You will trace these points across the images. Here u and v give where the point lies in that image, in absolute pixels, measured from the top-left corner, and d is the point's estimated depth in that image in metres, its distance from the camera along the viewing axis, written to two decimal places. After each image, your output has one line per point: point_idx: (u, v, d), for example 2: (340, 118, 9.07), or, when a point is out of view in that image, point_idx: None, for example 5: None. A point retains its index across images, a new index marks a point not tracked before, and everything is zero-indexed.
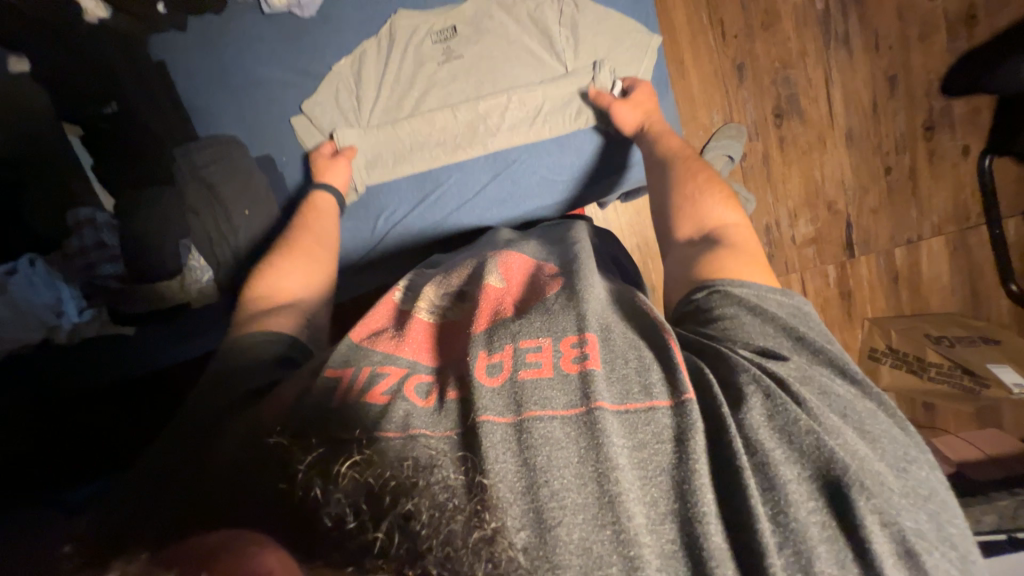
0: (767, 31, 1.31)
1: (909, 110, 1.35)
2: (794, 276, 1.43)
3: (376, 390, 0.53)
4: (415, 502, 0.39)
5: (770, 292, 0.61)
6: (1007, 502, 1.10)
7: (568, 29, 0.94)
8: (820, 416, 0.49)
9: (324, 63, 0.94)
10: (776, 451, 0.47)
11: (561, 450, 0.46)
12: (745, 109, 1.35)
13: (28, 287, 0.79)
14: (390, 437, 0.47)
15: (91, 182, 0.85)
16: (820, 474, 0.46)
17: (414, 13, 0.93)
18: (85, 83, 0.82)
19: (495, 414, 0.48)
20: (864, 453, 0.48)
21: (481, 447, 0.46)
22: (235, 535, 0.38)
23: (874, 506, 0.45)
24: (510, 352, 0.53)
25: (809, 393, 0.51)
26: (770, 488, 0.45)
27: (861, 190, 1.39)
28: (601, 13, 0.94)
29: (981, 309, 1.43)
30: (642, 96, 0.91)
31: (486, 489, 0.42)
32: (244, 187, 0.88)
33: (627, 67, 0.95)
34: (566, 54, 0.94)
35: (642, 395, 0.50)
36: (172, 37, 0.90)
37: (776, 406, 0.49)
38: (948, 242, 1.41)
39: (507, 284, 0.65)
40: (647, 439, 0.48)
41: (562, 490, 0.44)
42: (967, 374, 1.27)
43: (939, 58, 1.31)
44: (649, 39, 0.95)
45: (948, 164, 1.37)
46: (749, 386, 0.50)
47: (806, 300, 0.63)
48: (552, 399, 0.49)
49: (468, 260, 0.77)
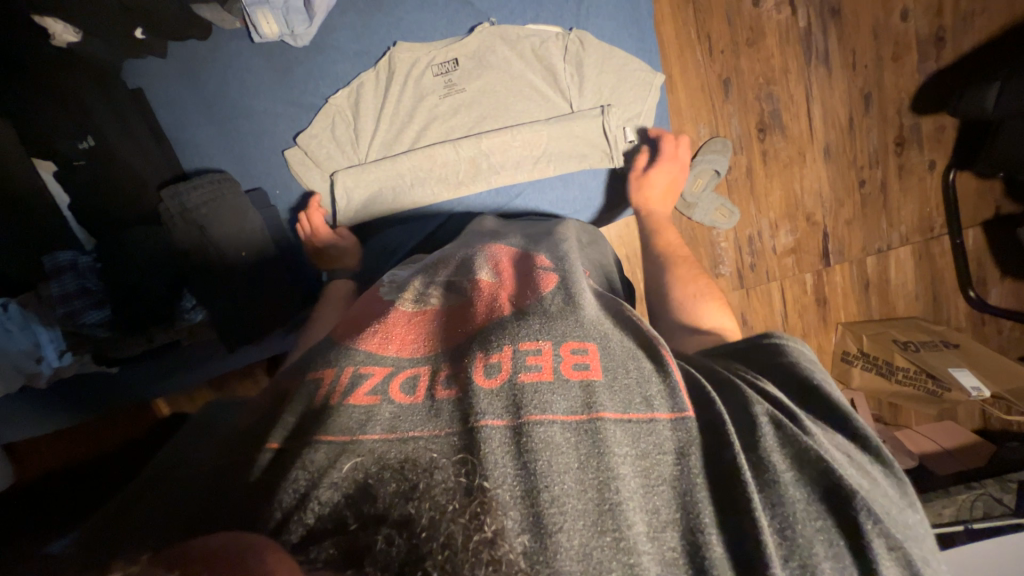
0: (752, 48, 1.34)
1: (882, 127, 1.41)
2: (774, 284, 1.49)
3: (360, 392, 0.46)
4: (417, 504, 0.35)
5: (775, 338, 0.57)
6: (965, 496, 1.20)
7: (573, 67, 0.93)
8: (827, 445, 0.44)
9: (319, 92, 0.91)
10: (780, 464, 0.42)
11: (562, 455, 0.40)
12: (731, 124, 1.38)
13: (3, 335, 0.75)
14: (376, 440, 0.41)
15: (70, 224, 0.83)
16: (827, 498, 0.41)
17: (414, 45, 0.90)
18: (57, 119, 0.77)
19: (493, 416, 0.42)
20: (867, 485, 0.43)
21: (479, 451, 0.40)
22: (241, 535, 0.34)
23: (882, 531, 0.39)
24: (509, 352, 0.47)
25: (813, 424, 0.46)
26: (776, 503, 0.40)
27: (837, 202, 1.45)
28: (606, 52, 0.93)
29: (942, 313, 1.54)
30: (668, 176, 0.96)
31: (487, 493, 0.37)
32: (237, 227, 0.83)
33: (633, 104, 0.96)
34: (570, 91, 0.93)
35: (643, 405, 0.45)
36: (148, 63, 0.87)
37: (789, 437, 0.43)
38: (914, 252, 1.50)
39: (500, 280, 0.63)
40: (649, 449, 0.43)
41: (563, 496, 0.38)
42: (930, 378, 1.36)
43: (911, 77, 1.37)
44: (653, 77, 0.95)
45: (917, 177, 1.44)
46: (761, 416, 0.44)
47: (809, 348, 0.57)
48: (552, 403, 0.43)
49: (454, 254, 0.74)
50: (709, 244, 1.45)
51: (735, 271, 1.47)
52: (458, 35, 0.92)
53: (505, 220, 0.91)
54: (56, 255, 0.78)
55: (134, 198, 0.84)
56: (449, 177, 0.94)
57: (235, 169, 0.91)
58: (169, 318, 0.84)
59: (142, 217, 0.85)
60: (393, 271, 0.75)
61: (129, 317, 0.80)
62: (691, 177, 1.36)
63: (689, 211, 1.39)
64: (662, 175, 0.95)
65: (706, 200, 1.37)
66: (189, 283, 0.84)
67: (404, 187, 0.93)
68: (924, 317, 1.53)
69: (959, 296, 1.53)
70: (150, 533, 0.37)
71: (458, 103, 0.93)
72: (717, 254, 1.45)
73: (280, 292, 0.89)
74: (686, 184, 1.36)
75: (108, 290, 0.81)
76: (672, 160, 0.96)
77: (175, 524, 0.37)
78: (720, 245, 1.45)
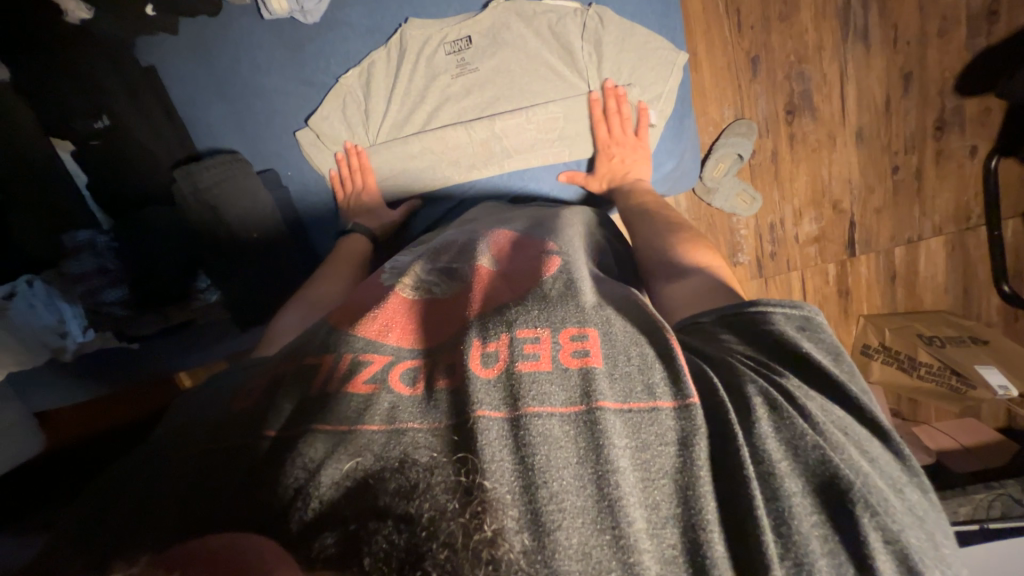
0: (785, 23, 1.26)
1: (922, 109, 1.32)
2: (794, 274, 1.44)
3: (359, 379, 0.47)
4: (417, 505, 0.36)
5: (763, 304, 0.51)
6: (983, 495, 1.17)
7: (591, 45, 0.89)
8: (828, 432, 0.42)
9: (331, 72, 0.89)
10: (777, 456, 0.40)
11: (560, 450, 0.39)
12: (757, 105, 1.31)
13: (29, 309, 0.78)
14: (375, 430, 0.42)
15: (88, 203, 0.84)
16: (822, 489, 0.39)
17: (427, 22, 0.87)
18: (73, 98, 0.79)
19: (491, 408, 0.42)
20: (867, 470, 0.40)
21: (476, 444, 0.39)
22: (241, 535, 0.36)
23: (878, 525, 0.37)
24: (506, 342, 0.47)
25: (812, 402, 0.43)
26: (773, 497, 0.38)
27: (867, 189, 1.38)
28: (627, 30, 0.89)
29: (972, 307, 1.47)
30: (627, 155, 0.92)
31: (486, 491, 0.37)
32: (249, 209, 0.84)
33: (654, 84, 0.91)
34: (587, 72, 0.90)
35: (645, 394, 0.44)
36: (160, 40, 0.85)
37: (783, 420, 0.41)
38: (947, 242, 1.42)
39: (499, 267, 0.62)
40: (649, 440, 0.41)
41: (561, 492, 0.37)
42: (956, 375, 1.32)
43: (958, 55, 1.27)
44: (676, 56, 0.90)
45: (955, 164, 1.36)
46: (753, 394, 0.43)
47: (813, 306, 0.52)
48: (550, 395, 0.42)
49: (454, 238, 0.74)
50: (728, 230, 1.40)
51: (754, 260, 1.43)
52: (472, 12, 0.88)
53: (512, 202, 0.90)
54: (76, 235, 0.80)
55: (150, 179, 0.85)
56: (461, 159, 0.92)
57: (247, 150, 0.91)
58: (185, 297, 0.87)
59: (157, 197, 0.86)
60: (394, 257, 0.74)
61: (147, 294, 0.84)
62: (712, 160, 1.31)
63: (709, 196, 1.34)
64: (621, 157, 0.92)
65: (727, 185, 1.32)
66: (204, 266, 0.86)
67: (416, 169, 0.92)
68: (953, 311, 1.47)
69: (993, 291, 1.46)
70: (164, 518, 0.39)
71: (471, 84, 0.90)
72: (736, 242, 1.41)
73: (292, 276, 0.89)
74: (706, 168, 1.32)
75: (126, 268, 0.83)
76: (635, 138, 0.92)
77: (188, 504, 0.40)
78: (740, 232, 1.41)
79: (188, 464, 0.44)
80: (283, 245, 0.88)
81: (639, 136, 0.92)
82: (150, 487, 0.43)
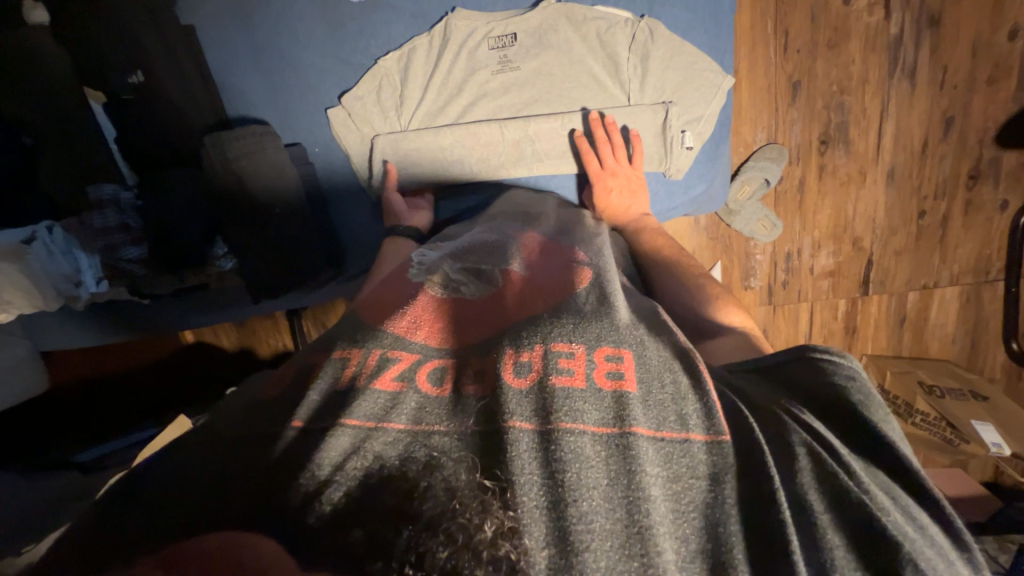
0: (832, 51, 1.23)
1: (958, 156, 1.30)
2: (803, 306, 1.44)
3: (387, 376, 0.47)
4: (422, 503, 0.36)
5: (814, 353, 0.54)
6: None
7: (637, 58, 0.87)
8: (870, 489, 0.41)
9: (369, 52, 0.88)
10: (818, 504, 0.40)
11: (591, 469, 0.39)
12: (792, 131, 1.29)
13: (47, 256, 0.76)
14: (399, 429, 0.42)
15: (115, 156, 0.83)
16: (866, 546, 0.38)
17: (473, 13, 0.85)
18: (109, 51, 0.79)
19: (522, 419, 0.42)
20: (914, 535, 0.39)
21: (507, 452, 0.39)
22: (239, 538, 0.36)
23: None
24: (540, 353, 0.47)
25: (854, 461, 0.44)
26: (813, 546, 0.38)
27: (889, 230, 1.36)
28: (675, 46, 0.87)
29: (977, 361, 1.46)
30: (624, 183, 0.90)
31: (513, 500, 0.37)
32: (275, 179, 0.83)
33: (694, 107, 0.90)
34: (630, 84, 0.88)
35: (678, 425, 0.44)
36: (201, 2, 0.83)
37: (825, 471, 0.41)
38: (962, 294, 1.41)
39: (531, 272, 0.63)
40: (681, 472, 0.41)
41: (591, 512, 0.37)
42: (951, 428, 1.31)
43: (1004, 106, 1.25)
44: (722, 80, 0.89)
45: (983, 217, 1.34)
46: (797, 445, 0.43)
47: (861, 366, 0.53)
48: (584, 413, 0.42)
49: (485, 233, 0.74)
50: (743, 254, 1.39)
51: (766, 287, 1.42)
52: (521, 9, 0.86)
53: (539, 194, 0.90)
54: (101, 188, 0.79)
55: (179, 139, 0.85)
56: (491, 158, 0.90)
57: (276, 121, 0.90)
58: (201, 263, 0.85)
59: (185, 159, 0.86)
60: (420, 250, 0.74)
61: (164, 255, 0.81)
62: (737, 182, 1.29)
63: (729, 218, 1.33)
64: (618, 187, 0.90)
65: (749, 209, 1.31)
66: (222, 233, 0.85)
67: (443, 163, 0.91)
68: (957, 363, 1.46)
69: (1001, 348, 1.44)
70: (176, 511, 0.38)
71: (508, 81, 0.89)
72: (749, 267, 1.40)
73: (309, 255, 0.88)
74: (730, 190, 1.30)
75: (145, 228, 0.81)
76: (630, 166, 0.90)
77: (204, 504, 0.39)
78: (755, 257, 1.40)
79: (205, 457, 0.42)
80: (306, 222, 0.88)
81: (633, 163, 0.90)
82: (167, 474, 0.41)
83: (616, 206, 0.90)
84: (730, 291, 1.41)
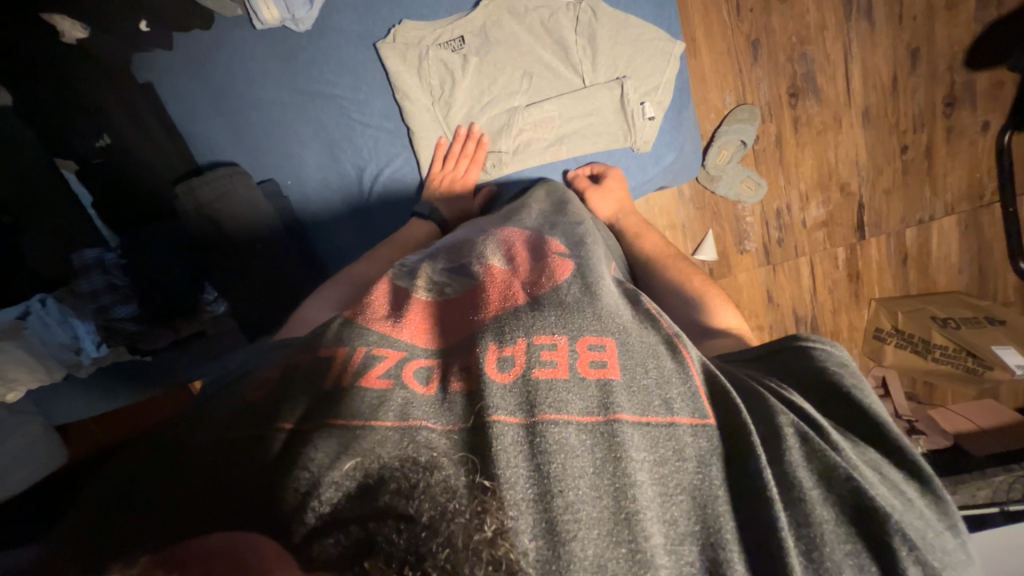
0: (785, 4, 1.23)
1: (930, 85, 1.29)
2: (803, 260, 1.42)
3: (374, 374, 0.48)
4: (417, 504, 0.36)
5: (805, 342, 0.59)
6: (1002, 478, 1.10)
7: (585, 39, 0.88)
8: (857, 466, 0.45)
9: (325, 79, 0.88)
10: (807, 482, 0.44)
11: (577, 459, 0.42)
12: (759, 89, 1.28)
13: (43, 328, 0.80)
14: (388, 427, 0.43)
15: (93, 220, 0.86)
16: (856, 520, 0.42)
17: (420, 24, 0.87)
18: (72, 117, 0.79)
19: (506, 413, 0.44)
20: (901, 506, 0.44)
21: (492, 447, 0.41)
22: (242, 537, 0.35)
23: (916, 558, 0.40)
24: (523, 347, 0.48)
25: (841, 439, 0.48)
26: (803, 521, 0.42)
27: (874, 170, 1.35)
28: (620, 22, 0.88)
29: (988, 287, 1.43)
30: (617, 191, 0.91)
31: (501, 494, 0.38)
32: (253, 214, 0.84)
33: (650, 76, 0.90)
34: (583, 66, 0.89)
35: (663, 409, 0.47)
36: (155, 56, 0.86)
37: (815, 452, 0.45)
38: (960, 222, 1.39)
39: (512, 267, 0.62)
40: (667, 456, 0.45)
41: (578, 502, 0.40)
42: (971, 356, 1.32)
43: (966, 29, 1.25)
44: (672, 46, 0.90)
45: (967, 141, 1.33)
46: (786, 428, 0.47)
47: (848, 351, 0.59)
48: (569, 404, 0.45)
49: (466, 235, 0.74)
50: (733, 219, 1.38)
51: (762, 247, 1.40)
52: (463, 11, 0.88)
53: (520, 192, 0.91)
54: (83, 252, 0.81)
55: (154, 193, 0.86)
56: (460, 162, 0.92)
57: (245, 161, 0.90)
58: (193, 310, 0.86)
59: (161, 211, 0.87)
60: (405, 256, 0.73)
61: (156, 310, 0.82)
62: (714, 148, 1.29)
63: (713, 184, 1.32)
64: (615, 181, 0.91)
65: (731, 173, 1.31)
66: (209, 276, 0.86)
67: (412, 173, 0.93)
68: (968, 292, 1.43)
69: (1009, 269, 1.42)
70: (166, 522, 0.38)
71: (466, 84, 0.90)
72: (742, 230, 1.38)
73: (300, 286, 0.90)
74: (709, 156, 1.30)
75: (133, 284, 0.82)
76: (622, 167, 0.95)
77: (195, 515, 0.38)
78: (746, 220, 1.38)
79: (192, 476, 0.42)
80: (293, 254, 0.89)
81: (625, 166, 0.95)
82: (149, 497, 0.41)
83: (616, 202, 0.91)
84: (726, 257, 1.40)
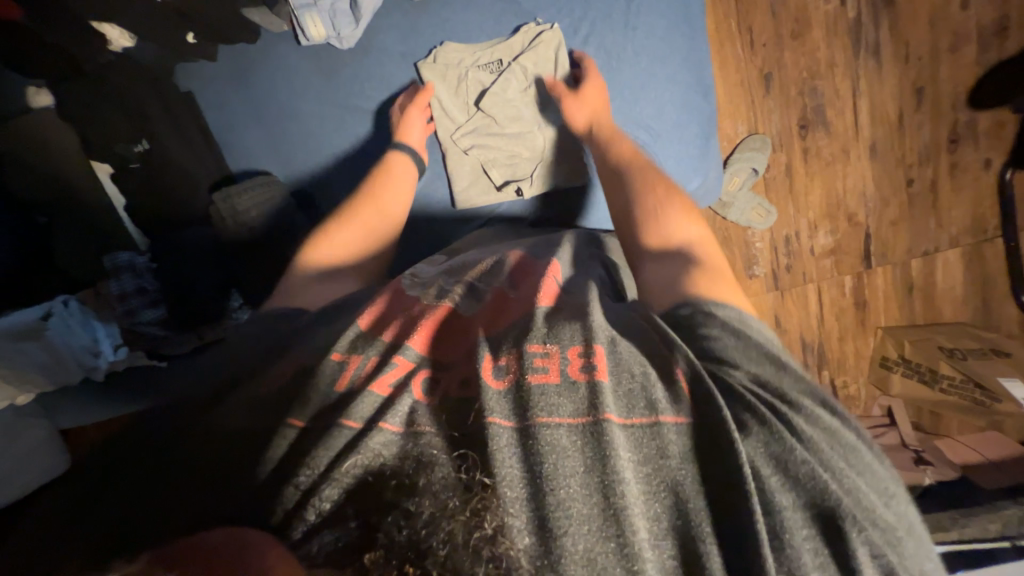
0: (797, 40, 1.29)
1: (935, 122, 1.34)
2: (810, 287, 1.43)
3: (382, 381, 0.47)
4: (416, 502, 0.37)
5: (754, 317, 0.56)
6: (1010, 510, 1.09)
7: (619, 67, 0.92)
8: (818, 447, 0.45)
9: (364, 95, 0.91)
10: (766, 468, 0.44)
11: (567, 458, 0.41)
12: (771, 120, 1.33)
13: (65, 329, 0.80)
14: (394, 432, 0.43)
15: (126, 225, 0.87)
16: (822, 519, 0.42)
17: (462, 47, 0.91)
18: (117, 123, 0.82)
19: (501, 416, 0.43)
20: (863, 489, 0.44)
21: (487, 447, 0.41)
22: (240, 531, 0.35)
23: (867, 541, 0.41)
24: (518, 356, 0.48)
25: (809, 421, 0.47)
26: (767, 512, 0.42)
27: (881, 202, 1.38)
28: (653, 52, 0.92)
29: (992, 319, 1.45)
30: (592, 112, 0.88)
31: (493, 491, 0.39)
32: (285, 226, 0.85)
33: (680, 105, 0.94)
34: (615, 91, 0.92)
35: (647, 409, 0.46)
36: (200, 66, 0.88)
37: (773, 435, 0.45)
38: (964, 255, 1.42)
39: (522, 291, 0.61)
40: (651, 453, 0.44)
41: (569, 499, 0.40)
42: (978, 388, 1.31)
43: (969, 70, 1.31)
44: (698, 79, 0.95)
45: (971, 176, 1.37)
46: (745, 416, 0.46)
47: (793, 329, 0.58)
48: (559, 406, 0.44)
49: (480, 257, 0.73)
50: (744, 244, 1.40)
51: (770, 273, 1.42)
52: (503, 36, 0.92)
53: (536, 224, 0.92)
54: (116, 256, 0.82)
55: (185, 202, 0.86)
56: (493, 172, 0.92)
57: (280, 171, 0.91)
58: (218, 318, 0.85)
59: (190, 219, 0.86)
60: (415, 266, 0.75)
61: (182, 314, 0.83)
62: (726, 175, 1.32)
63: (725, 211, 1.35)
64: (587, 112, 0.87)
65: (741, 199, 1.34)
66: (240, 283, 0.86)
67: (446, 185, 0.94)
68: (973, 323, 1.45)
69: (1009, 302, 1.43)
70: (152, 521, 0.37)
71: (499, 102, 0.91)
72: (752, 255, 1.40)
73: None
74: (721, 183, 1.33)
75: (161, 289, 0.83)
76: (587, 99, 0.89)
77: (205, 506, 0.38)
78: (756, 245, 1.40)
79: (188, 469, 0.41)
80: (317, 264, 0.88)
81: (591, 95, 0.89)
82: (149, 491, 0.40)
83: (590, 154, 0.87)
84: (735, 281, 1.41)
